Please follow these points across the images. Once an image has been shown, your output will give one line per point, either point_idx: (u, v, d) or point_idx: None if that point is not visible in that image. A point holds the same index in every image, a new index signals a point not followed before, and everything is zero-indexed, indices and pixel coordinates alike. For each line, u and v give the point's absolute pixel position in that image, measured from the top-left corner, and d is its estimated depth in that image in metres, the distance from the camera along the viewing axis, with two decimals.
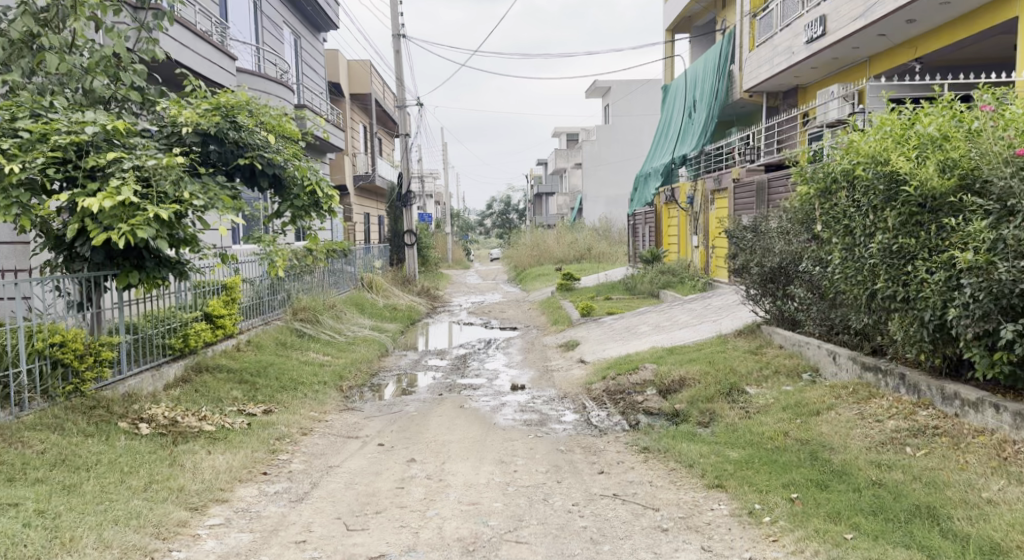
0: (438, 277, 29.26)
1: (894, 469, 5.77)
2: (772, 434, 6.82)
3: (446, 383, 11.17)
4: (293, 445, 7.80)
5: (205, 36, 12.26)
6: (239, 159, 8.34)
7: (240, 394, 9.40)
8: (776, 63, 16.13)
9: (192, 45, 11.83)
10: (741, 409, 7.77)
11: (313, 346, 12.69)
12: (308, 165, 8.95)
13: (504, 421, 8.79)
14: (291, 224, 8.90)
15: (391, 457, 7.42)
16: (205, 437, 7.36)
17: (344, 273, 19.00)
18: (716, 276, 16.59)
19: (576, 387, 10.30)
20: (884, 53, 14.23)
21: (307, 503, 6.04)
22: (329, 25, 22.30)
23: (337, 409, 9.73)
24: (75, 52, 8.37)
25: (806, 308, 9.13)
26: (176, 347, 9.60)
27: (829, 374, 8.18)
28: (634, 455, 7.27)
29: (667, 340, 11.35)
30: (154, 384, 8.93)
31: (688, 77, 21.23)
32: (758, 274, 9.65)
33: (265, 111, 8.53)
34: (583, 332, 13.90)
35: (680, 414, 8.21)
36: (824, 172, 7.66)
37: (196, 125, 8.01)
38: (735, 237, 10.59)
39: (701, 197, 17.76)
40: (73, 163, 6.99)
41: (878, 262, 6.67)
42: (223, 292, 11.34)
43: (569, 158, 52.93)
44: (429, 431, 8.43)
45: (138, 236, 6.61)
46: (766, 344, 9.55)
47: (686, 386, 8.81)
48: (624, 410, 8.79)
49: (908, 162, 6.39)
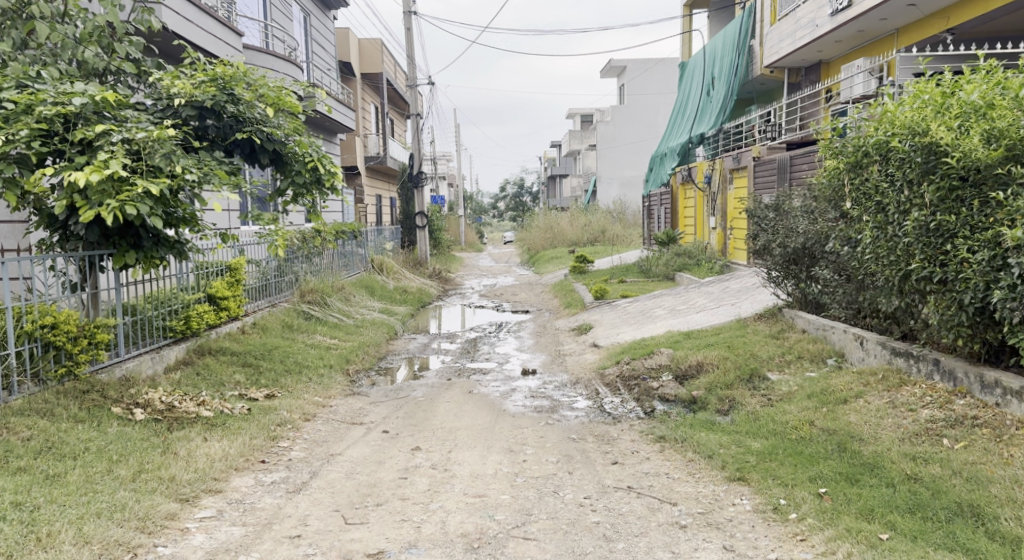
0: (450, 259, 28.92)
1: (931, 462, 5.39)
2: (797, 423, 6.48)
3: (455, 368, 10.86)
4: (295, 432, 7.50)
5: (209, 11, 11.94)
6: (237, 133, 8.01)
7: (243, 377, 9.12)
8: (798, 37, 15.69)
9: (195, 20, 11.50)
10: (762, 397, 7.42)
11: (320, 329, 12.40)
12: (310, 141, 8.58)
13: (514, 408, 8.45)
14: (293, 203, 8.53)
15: (395, 445, 7.11)
16: (202, 423, 7.04)
17: (355, 255, 18.70)
18: (734, 259, 16.17)
19: (589, 372, 9.94)
20: (912, 25, 13.82)
21: (305, 494, 5.73)
22: (340, 3, 21.94)
23: (342, 394, 9.44)
24: (67, 22, 8.09)
25: (831, 290, 8.71)
26: (177, 330, 9.33)
27: (856, 360, 7.80)
28: (650, 445, 6.92)
29: (684, 323, 10.98)
30: (154, 366, 8.66)
31: (707, 53, 20.74)
32: (781, 255, 9.26)
33: (264, 83, 8.16)
34: (597, 315, 13.56)
35: (697, 402, 7.86)
36: (855, 145, 7.22)
37: (190, 97, 7.70)
38: (755, 216, 10.19)
39: (718, 177, 17.31)
40: (61, 136, 6.70)
41: (913, 241, 6.27)
42: (227, 273, 11.04)
43: (584, 141, 52.45)
44: (436, 418, 8.11)
45: (129, 213, 6.30)
46: (788, 328, 9.18)
47: (705, 371, 8.45)
48: (639, 396, 8.46)
49: (950, 132, 5.97)
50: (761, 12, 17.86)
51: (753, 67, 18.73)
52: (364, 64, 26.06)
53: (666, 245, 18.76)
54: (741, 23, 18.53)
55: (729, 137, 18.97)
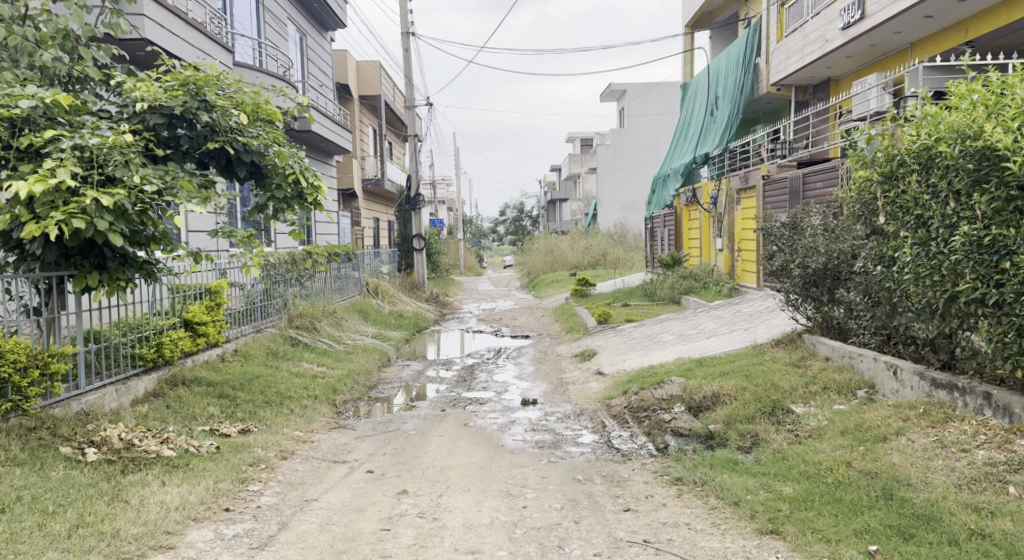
0: (448, 282, 28.15)
1: (999, 516, 4.76)
2: (832, 465, 5.77)
3: (449, 398, 10.09)
4: (269, 472, 6.76)
5: (198, 25, 11.32)
6: (209, 143, 7.32)
7: (218, 410, 8.39)
8: (807, 53, 15.06)
9: (183, 34, 10.87)
10: (789, 433, 6.70)
11: (307, 355, 11.66)
12: (290, 153, 7.87)
13: (513, 443, 7.68)
14: (272, 219, 7.80)
15: (380, 488, 6.35)
16: (163, 464, 6.28)
17: (349, 278, 17.95)
18: (743, 281, 15.47)
19: (594, 403, 9.18)
20: (927, 38, 13.24)
21: (269, 551, 5.04)
22: (337, 24, 21.38)
23: (325, 428, 8.68)
24: (27, 25, 7.42)
25: (857, 314, 7.98)
26: (147, 358, 8.64)
27: (888, 391, 7.05)
28: (666, 488, 6.17)
29: (694, 349, 10.23)
30: (119, 399, 7.96)
31: (710, 71, 20.18)
32: (800, 276, 8.56)
33: (239, 89, 7.47)
34: (600, 341, 12.80)
35: (715, 437, 7.12)
36: (890, 154, 6.56)
37: (157, 103, 7.04)
38: (767, 235, 9.51)
39: (724, 197, 16.64)
40: (7, 141, 6.05)
41: (962, 259, 5.59)
42: (206, 296, 10.32)
43: (585, 163, 51.78)
44: (428, 455, 7.34)
45: (76, 227, 5.61)
46: (810, 355, 8.44)
47: (721, 403, 7.69)
48: (649, 430, 7.74)
49: (1009, 135, 5.29)
50: (767, 29, 17.29)
51: (759, 85, 18.10)
52: (363, 84, 25.50)
53: (670, 267, 18.04)
54: (747, 40, 18.00)
55: (735, 157, 17.97)
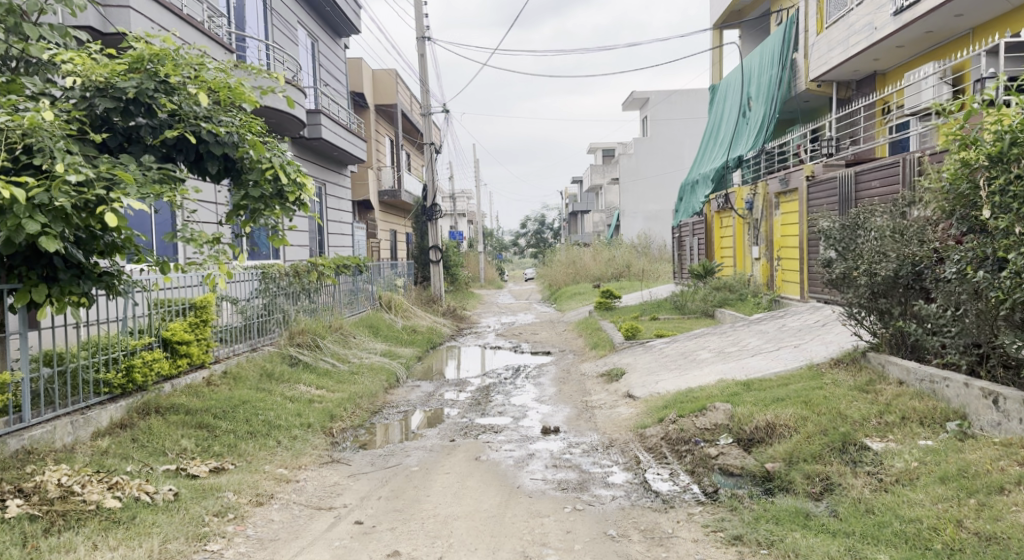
0: (466, 296, 26.93)
1: None
2: (935, 526, 4.61)
3: (460, 425, 8.86)
4: (238, 523, 5.64)
5: (195, 22, 10.30)
6: (169, 130, 6.23)
7: (191, 443, 7.26)
8: (851, 43, 13.77)
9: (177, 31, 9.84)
10: (872, 477, 5.46)
11: (304, 376, 10.47)
12: (269, 145, 6.73)
13: (531, 483, 6.46)
14: (249, 223, 6.61)
15: (367, 547, 5.23)
16: (101, 520, 5.16)
17: (360, 290, 16.81)
18: (784, 292, 14.16)
19: (625, 432, 7.95)
20: (990, 21, 11.97)
21: None
22: (351, 29, 20.37)
23: (316, 463, 7.51)
24: None
25: (939, 330, 6.66)
26: (113, 384, 7.51)
27: (987, 424, 5.77)
28: (722, 552, 5.01)
29: (740, 370, 8.92)
30: (75, 433, 6.90)
31: (743, 70, 18.87)
32: (867, 285, 7.26)
33: (209, 69, 6.37)
34: (629, 359, 11.52)
35: (775, 480, 5.86)
36: (1000, 133, 5.43)
37: (107, 84, 6.01)
38: (822, 237, 8.18)
39: (761, 201, 15.32)
40: None
41: None
42: (191, 312, 9.14)
43: (605, 174, 50.67)
44: (428, 499, 6.17)
45: None
46: (878, 378, 7.11)
47: (779, 435, 6.40)
48: (694, 468, 6.52)
49: None
50: (805, 21, 15.99)
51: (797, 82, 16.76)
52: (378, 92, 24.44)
53: (702, 278, 16.72)
54: (784, 34, 16.73)
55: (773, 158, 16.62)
